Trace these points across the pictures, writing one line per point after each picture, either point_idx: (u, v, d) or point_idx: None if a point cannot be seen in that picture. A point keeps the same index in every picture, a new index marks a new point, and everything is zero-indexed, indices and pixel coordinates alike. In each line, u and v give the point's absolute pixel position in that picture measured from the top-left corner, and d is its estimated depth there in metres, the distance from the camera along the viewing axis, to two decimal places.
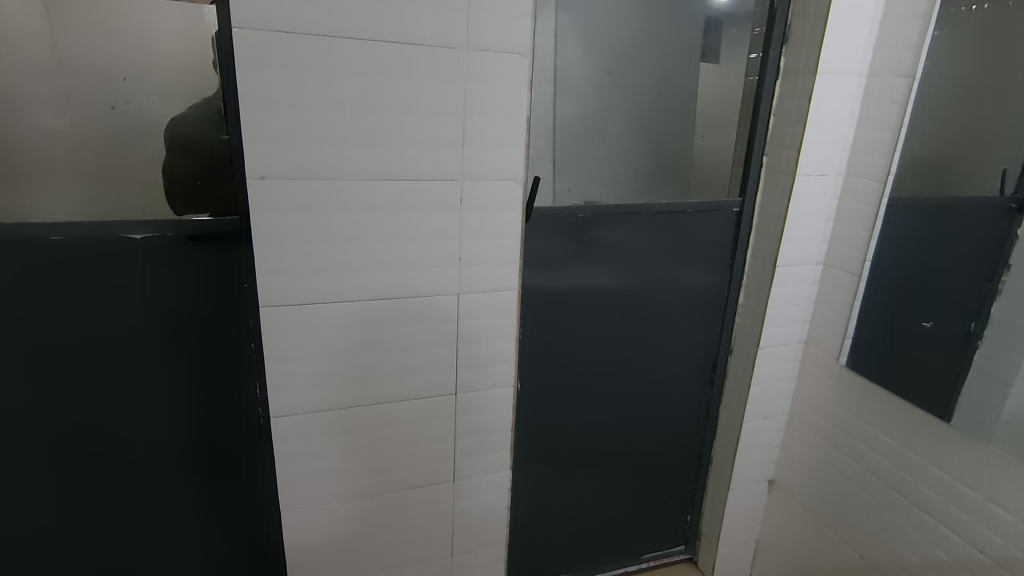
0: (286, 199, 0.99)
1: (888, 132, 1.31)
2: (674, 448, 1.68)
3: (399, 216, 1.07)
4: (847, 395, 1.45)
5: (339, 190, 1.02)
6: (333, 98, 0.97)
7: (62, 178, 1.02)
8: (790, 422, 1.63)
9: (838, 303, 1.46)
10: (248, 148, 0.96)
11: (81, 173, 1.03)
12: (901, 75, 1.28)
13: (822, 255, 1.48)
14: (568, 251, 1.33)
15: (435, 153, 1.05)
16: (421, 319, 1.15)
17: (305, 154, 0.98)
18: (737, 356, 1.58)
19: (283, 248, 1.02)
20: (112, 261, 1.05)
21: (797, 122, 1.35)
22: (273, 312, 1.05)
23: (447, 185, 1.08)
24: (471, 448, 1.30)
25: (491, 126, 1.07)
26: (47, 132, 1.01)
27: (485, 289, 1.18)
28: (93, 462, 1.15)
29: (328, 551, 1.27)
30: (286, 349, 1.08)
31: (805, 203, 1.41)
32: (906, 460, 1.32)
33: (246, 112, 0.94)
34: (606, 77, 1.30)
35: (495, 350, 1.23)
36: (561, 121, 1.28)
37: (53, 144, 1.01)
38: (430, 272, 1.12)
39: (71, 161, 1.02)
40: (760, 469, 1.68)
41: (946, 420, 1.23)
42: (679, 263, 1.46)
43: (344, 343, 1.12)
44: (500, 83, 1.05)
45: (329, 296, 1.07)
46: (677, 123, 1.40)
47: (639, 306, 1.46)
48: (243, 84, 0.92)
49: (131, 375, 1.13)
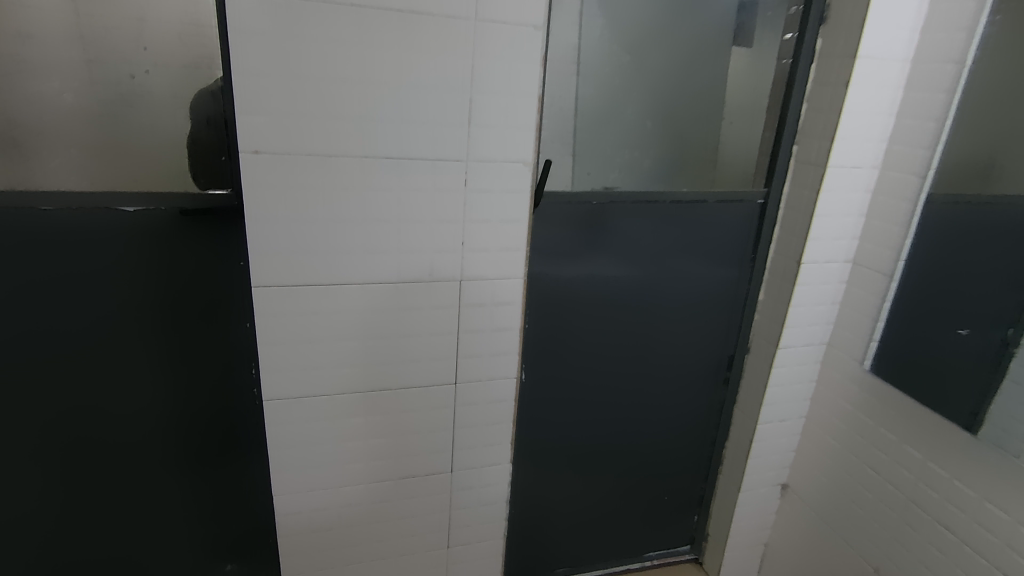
0: (281, 174, 0.95)
1: (931, 123, 1.21)
2: (684, 447, 1.62)
3: (401, 196, 1.02)
4: (869, 401, 1.37)
5: (337, 168, 0.97)
6: (334, 69, 0.92)
7: (65, 152, 1.03)
8: (807, 427, 1.56)
9: (864, 303, 1.38)
10: (241, 121, 0.91)
11: (86, 149, 1.04)
12: (949, 61, 1.17)
13: (850, 253, 1.39)
14: (577, 233, 1.27)
15: (440, 130, 1.00)
16: (420, 305, 1.11)
17: (302, 127, 0.93)
18: (754, 356, 1.51)
19: (279, 228, 0.98)
20: (107, 235, 1.02)
21: (832, 109, 1.26)
22: (267, 293, 1.01)
23: (451, 166, 1.02)
24: (470, 440, 1.26)
25: (500, 105, 1.01)
26: (49, 108, 1.03)
27: (489, 277, 1.12)
28: (77, 434, 1.12)
29: (320, 537, 1.24)
30: (280, 331, 1.05)
31: (835, 196, 1.32)
32: (929, 474, 1.24)
33: (239, 83, 0.89)
34: (627, 57, 1.23)
35: (498, 340, 1.19)
36: (582, 105, 1.22)
37: (56, 122, 1.03)
38: (432, 256, 1.07)
39: (72, 138, 1.04)
40: (772, 474, 1.61)
41: (974, 432, 1.16)
42: (696, 255, 1.39)
43: (338, 327, 1.08)
44: (511, 59, 0.99)
45: (325, 279, 1.03)
46: (702, 109, 1.32)
47: (653, 298, 1.40)
48: (235, 54, 0.87)
49: (128, 352, 1.11)
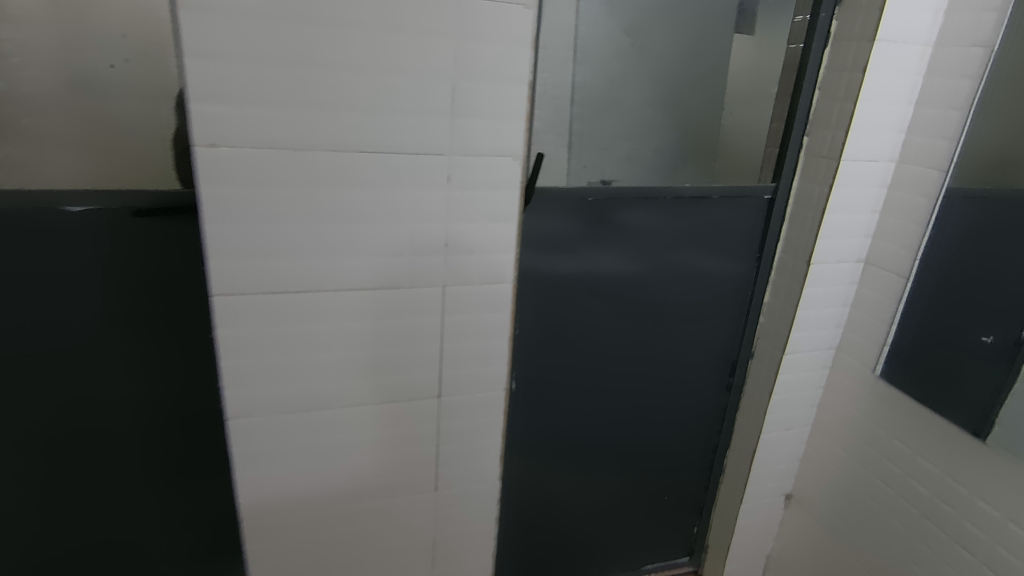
0: (242, 171, 0.85)
1: (955, 112, 1.12)
2: (684, 454, 1.54)
3: (377, 194, 0.92)
4: (883, 410, 1.29)
5: (305, 163, 0.87)
6: (299, 53, 0.82)
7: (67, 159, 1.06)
8: (814, 434, 1.48)
9: (878, 306, 1.29)
10: (193, 111, 0.81)
11: (87, 152, 1.07)
12: (975, 45, 1.08)
13: (863, 251, 1.31)
14: (576, 228, 1.17)
15: (419, 121, 0.90)
16: (401, 313, 1.02)
17: (262, 118, 0.83)
18: (759, 361, 1.43)
19: (241, 230, 0.88)
20: (53, 233, 0.94)
21: (846, 98, 1.16)
22: (230, 301, 0.92)
23: (432, 160, 0.93)
24: (457, 455, 1.17)
25: (486, 92, 0.91)
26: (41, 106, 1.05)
27: (475, 282, 1.03)
28: (25, 448, 1.03)
29: (295, 561, 1.16)
30: (246, 343, 0.95)
31: (848, 192, 1.23)
32: (947, 490, 1.16)
33: (190, 67, 0.79)
34: (627, 42, 1.34)
35: (486, 349, 1.10)
36: (580, 87, 1.28)
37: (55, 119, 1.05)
38: (414, 260, 0.98)
39: (79, 137, 1.07)
40: (777, 483, 1.53)
41: (980, 437, 1.10)
42: (699, 253, 1.30)
43: (310, 339, 0.98)
44: (497, 40, 0.89)
45: (295, 286, 0.94)
46: (706, 95, 1.39)
47: (654, 297, 1.31)
48: (185, 34, 0.77)
49: (79, 361, 1.01)
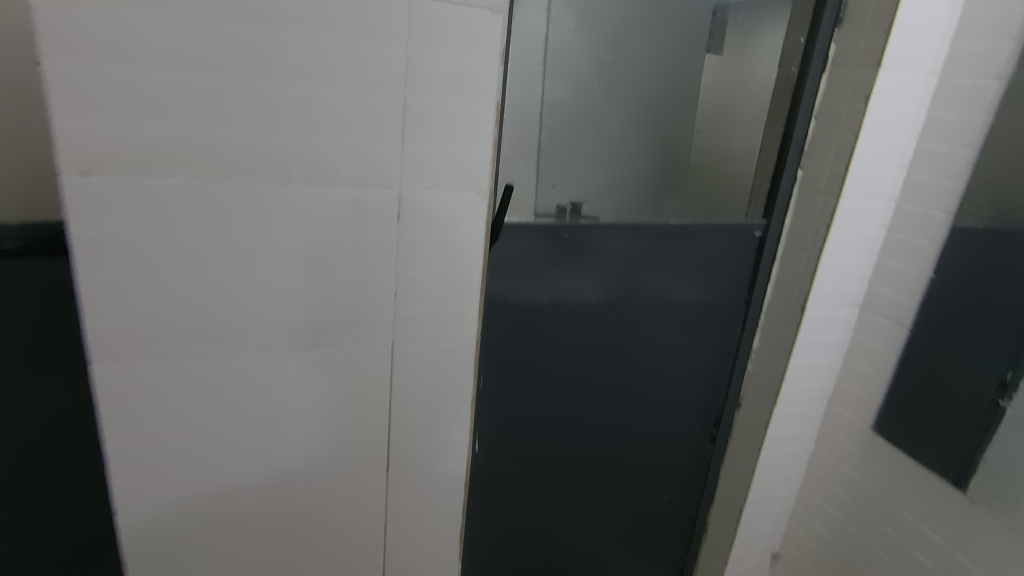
0: (130, 206, 0.67)
1: (963, 149, 1.03)
2: (665, 517, 1.37)
3: (308, 235, 0.75)
4: (883, 471, 1.18)
5: (213, 198, 0.69)
6: (209, 58, 0.64)
7: None
8: (803, 491, 1.36)
9: (876, 356, 1.18)
10: (59, 129, 0.62)
11: None
12: (986, 77, 0.99)
13: (859, 295, 1.20)
14: (549, 258, 1.01)
15: (363, 145, 0.73)
16: (341, 378, 0.83)
17: (160, 138, 0.65)
18: (746, 412, 1.30)
19: (129, 280, 0.69)
20: None
21: (848, 128, 1.06)
22: (115, 369, 0.72)
23: (378, 193, 0.76)
24: (409, 545, 0.97)
25: (447, 112, 0.76)
26: None
27: (432, 339, 0.86)
28: None
29: None
30: (138, 420, 0.75)
31: (845, 232, 1.12)
32: (957, 565, 1.05)
33: (56, 71, 0.60)
34: (607, 54, 1.24)
35: (444, 416, 0.92)
36: (550, 102, 1.14)
37: None
38: (357, 314, 0.81)
39: None
40: (762, 543, 1.40)
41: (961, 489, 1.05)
42: (683, 292, 1.16)
43: (223, 413, 0.79)
44: (462, 51, 0.74)
45: (202, 348, 0.75)
46: (679, 112, 1.34)
47: (635, 339, 1.15)
48: (48, 27, 0.58)
49: None
